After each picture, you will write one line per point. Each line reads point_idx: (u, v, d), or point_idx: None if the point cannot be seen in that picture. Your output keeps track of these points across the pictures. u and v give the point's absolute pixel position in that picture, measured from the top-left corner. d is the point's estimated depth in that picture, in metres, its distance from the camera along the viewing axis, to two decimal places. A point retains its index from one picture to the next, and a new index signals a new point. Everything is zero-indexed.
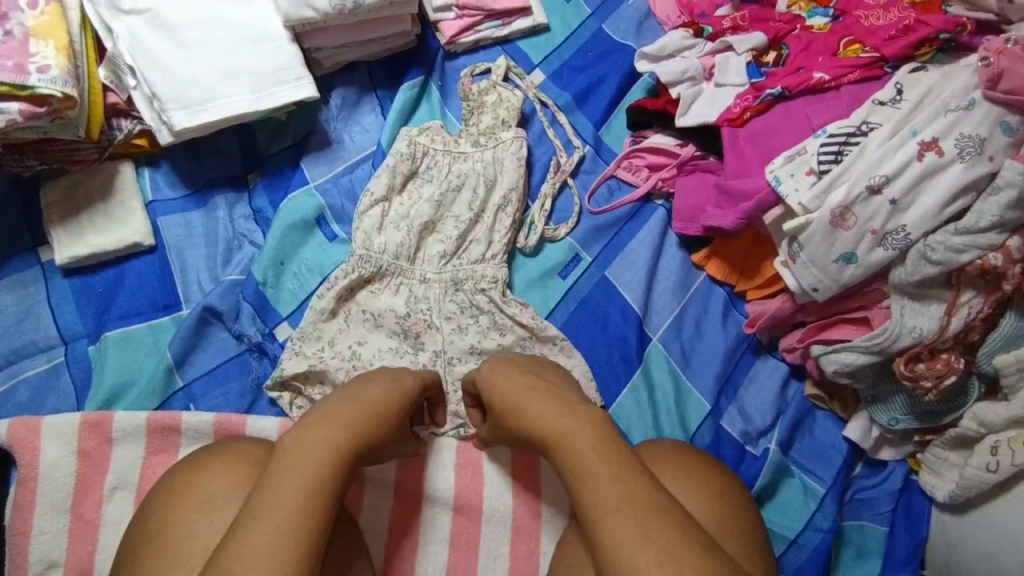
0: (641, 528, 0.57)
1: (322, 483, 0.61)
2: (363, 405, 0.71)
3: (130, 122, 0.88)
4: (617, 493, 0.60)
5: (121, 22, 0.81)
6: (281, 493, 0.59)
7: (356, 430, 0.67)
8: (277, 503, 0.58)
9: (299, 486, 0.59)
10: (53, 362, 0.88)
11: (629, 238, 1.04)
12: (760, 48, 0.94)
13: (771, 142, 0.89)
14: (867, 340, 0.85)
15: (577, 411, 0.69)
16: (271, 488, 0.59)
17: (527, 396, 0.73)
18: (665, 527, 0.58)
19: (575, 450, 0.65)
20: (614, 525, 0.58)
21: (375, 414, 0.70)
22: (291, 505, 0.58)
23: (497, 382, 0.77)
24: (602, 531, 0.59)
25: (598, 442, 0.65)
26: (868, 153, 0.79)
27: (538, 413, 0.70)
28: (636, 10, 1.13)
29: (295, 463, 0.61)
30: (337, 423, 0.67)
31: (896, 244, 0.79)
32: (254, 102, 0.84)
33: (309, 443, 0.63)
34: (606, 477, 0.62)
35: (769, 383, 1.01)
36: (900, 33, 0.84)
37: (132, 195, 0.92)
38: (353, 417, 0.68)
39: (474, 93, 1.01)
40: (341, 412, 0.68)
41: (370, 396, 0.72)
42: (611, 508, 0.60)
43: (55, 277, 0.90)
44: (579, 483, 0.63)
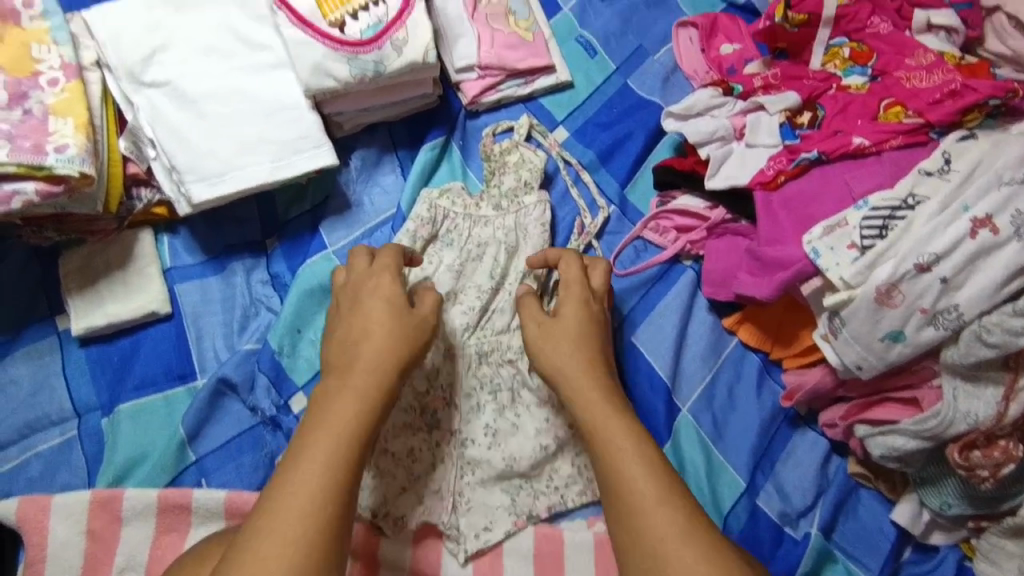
0: (674, 523, 0.63)
1: (347, 452, 0.64)
2: (373, 360, 0.72)
3: (149, 191, 0.86)
4: (658, 483, 0.66)
5: (142, 95, 0.80)
6: (315, 460, 0.63)
7: (391, 346, 0.73)
8: (303, 480, 0.61)
9: (343, 427, 0.66)
10: (66, 436, 0.86)
11: (658, 299, 1.00)
12: (793, 109, 0.90)
13: (809, 209, 0.84)
14: (916, 424, 0.80)
15: (610, 401, 0.75)
16: (322, 423, 0.66)
17: (575, 356, 0.79)
18: (695, 518, 0.64)
19: (610, 430, 0.72)
20: (651, 512, 0.64)
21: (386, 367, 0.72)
22: (332, 440, 0.64)
23: (566, 308, 0.82)
24: (650, 522, 0.64)
25: (637, 438, 0.71)
26: (915, 228, 0.74)
27: (583, 394, 0.76)
28: (662, 65, 1.10)
29: (343, 402, 0.68)
30: (374, 342, 0.73)
31: (948, 324, 0.73)
32: (274, 172, 0.82)
33: (331, 416, 0.66)
34: (645, 464, 0.68)
35: (808, 459, 0.95)
36: (946, 97, 0.80)
37: (151, 262, 0.90)
38: (385, 338, 0.73)
39: (497, 152, 0.99)
40: (375, 333, 0.74)
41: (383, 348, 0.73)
42: (645, 496, 0.65)
43: (71, 347, 0.89)
44: (613, 466, 0.69)
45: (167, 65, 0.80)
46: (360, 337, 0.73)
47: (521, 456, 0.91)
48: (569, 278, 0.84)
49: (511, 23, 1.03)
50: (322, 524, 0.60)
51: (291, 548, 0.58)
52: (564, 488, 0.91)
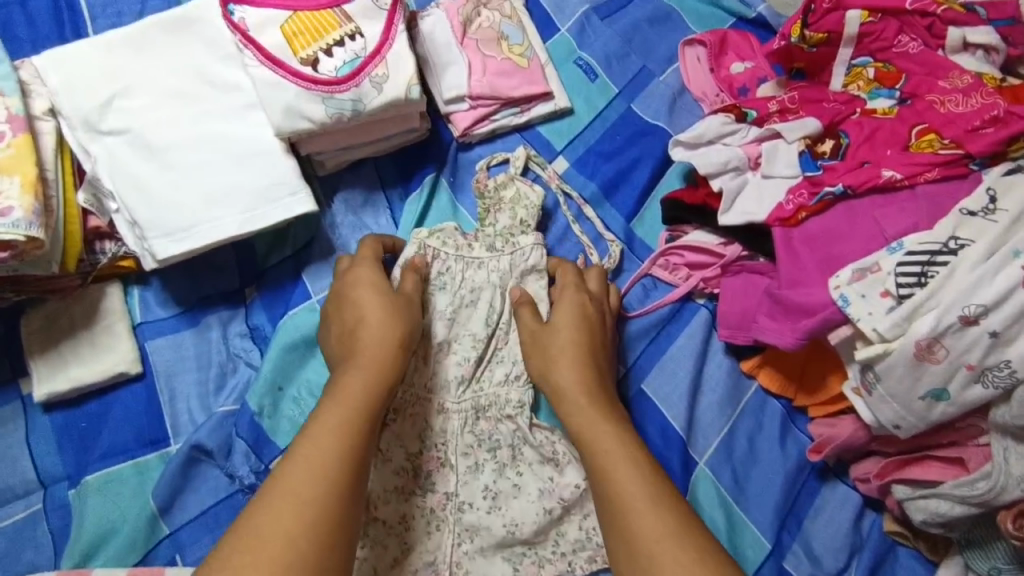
0: (664, 531, 0.61)
1: (361, 419, 0.64)
2: (383, 331, 0.72)
3: (115, 244, 0.79)
4: (647, 491, 0.64)
5: (100, 143, 0.74)
6: (331, 421, 0.63)
7: (397, 335, 0.72)
8: (321, 436, 0.61)
9: (350, 413, 0.64)
10: (31, 509, 0.80)
11: (668, 343, 0.92)
12: (814, 136, 0.82)
13: (835, 247, 0.76)
14: (963, 488, 0.72)
15: (602, 406, 0.74)
16: (332, 406, 0.64)
17: (568, 361, 0.78)
18: (688, 530, 0.61)
19: (602, 440, 0.70)
20: (639, 521, 0.62)
21: (393, 340, 0.71)
22: (339, 422, 0.63)
23: (561, 309, 0.81)
24: (632, 523, 0.62)
25: (626, 450, 0.68)
26: (958, 276, 0.66)
27: (576, 408, 0.74)
28: (669, 86, 1.02)
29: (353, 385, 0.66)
30: (378, 330, 0.72)
31: (999, 382, 0.65)
32: (245, 224, 0.75)
33: (347, 384, 0.66)
34: (635, 473, 0.66)
35: (840, 516, 0.87)
36: (987, 124, 0.74)
37: (119, 318, 0.84)
38: (390, 327, 0.73)
39: (492, 189, 0.91)
40: (377, 321, 0.73)
41: (386, 326, 0.72)
42: (632, 504, 0.63)
43: (35, 412, 0.83)
44: (605, 474, 0.67)
45: (128, 112, 0.75)
46: (365, 324, 0.73)
47: (524, 521, 0.83)
48: (568, 283, 0.84)
49: (505, 48, 0.96)
50: (329, 505, 0.57)
51: (300, 529, 0.55)
52: (572, 554, 0.83)
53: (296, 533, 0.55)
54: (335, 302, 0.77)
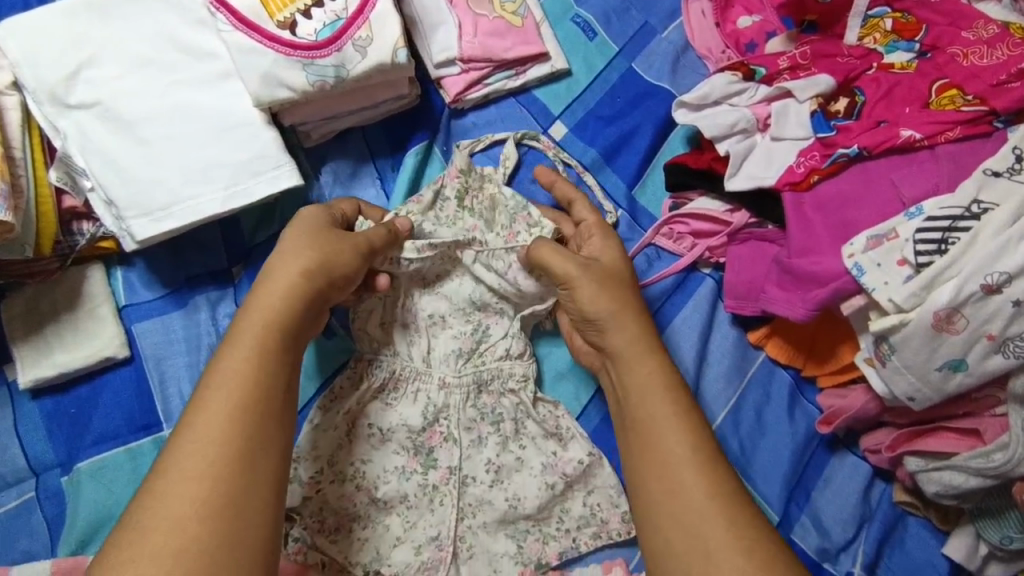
0: (710, 491, 0.62)
1: (261, 378, 0.60)
2: (285, 271, 0.66)
3: (92, 225, 0.76)
4: (696, 449, 0.65)
5: (68, 118, 0.70)
6: (226, 383, 0.58)
7: (306, 266, 0.66)
8: (219, 399, 0.58)
9: (251, 367, 0.60)
10: (23, 497, 0.78)
11: (672, 315, 0.88)
12: (826, 95, 0.78)
13: (848, 213, 0.72)
14: (979, 459, 0.69)
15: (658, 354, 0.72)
16: (225, 363, 0.60)
17: (625, 304, 0.74)
18: (738, 500, 0.62)
19: (653, 394, 0.69)
20: (688, 479, 0.63)
21: (299, 284, 0.65)
22: (237, 382, 0.59)
23: (606, 253, 0.78)
24: (685, 480, 0.63)
25: (684, 406, 0.68)
26: (981, 242, 0.62)
27: (636, 357, 0.72)
28: (671, 44, 0.97)
29: (253, 333, 0.62)
30: (289, 263, 0.66)
31: (1020, 352, 0.62)
32: (228, 199, 0.72)
33: (241, 334, 0.61)
34: (681, 430, 0.66)
35: (849, 486, 0.85)
36: (1013, 78, 0.69)
37: (103, 301, 0.81)
38: (308, 256, 0.67)
39: (476, 175, 0.86)
40: (294, 252, 0.67)
41: (292, 265, 0.66)
42: (681, 463, 0.64)
43: (22, 399, 0.80)
44: (652, 428, 0.67)
45: (96, 82, 0.70)
46: (272, 258, 0.67)
47: (526, 496, 0.81)
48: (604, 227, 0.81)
49: (497, 6, 0.90)
50: (230, 474, 0.55)
51: (196, 506, 0.53)
52: (576, 530, 0.81)
53: (194, 505, 0.53)
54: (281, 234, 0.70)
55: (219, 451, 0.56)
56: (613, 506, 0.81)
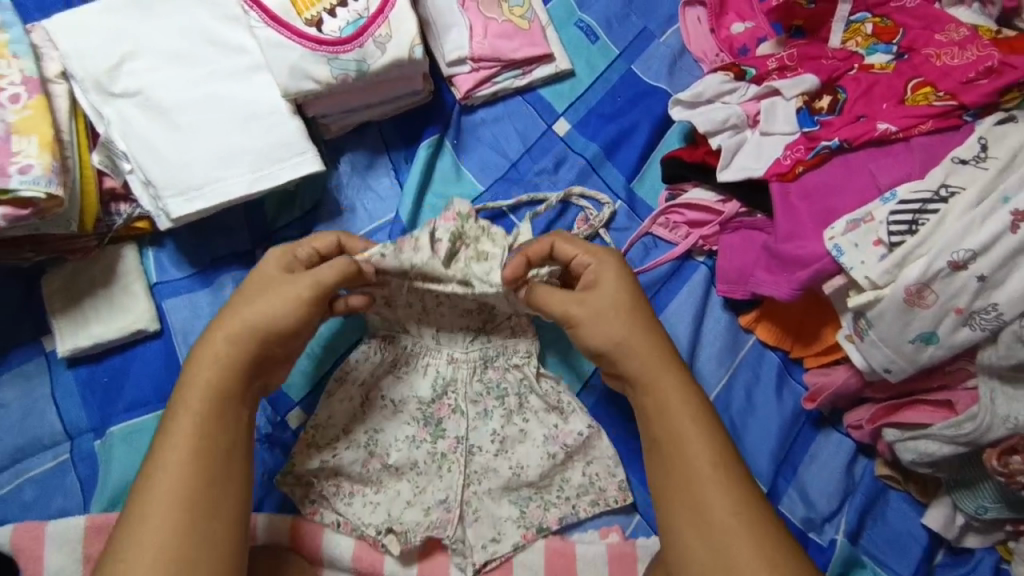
0: (738, 509, 0.66)
1: (198, 448, 0.64)
2: (223, 336, 0.68)
3: (129, 206, 0.82)
4: (722, 467, 0.68)
5: (112, 106, 0.76)
6: (169, 454, 0.64)
7: (249, 327, 0.69)
8: (163, 473, 0.63)
9: (190, 439, 0.64)
10: (59, 459, 0.84)
11: (668, 300, 0.94)
12: (812, 92, 0.84)
13: (830, 201, 0.78)
14: (951, 428, 0.75)
15: (674, 365, 0.73)
16: (168, 439, 0.64)
17: (640, 329, 0.73)
18: (755, 505, 0.67)
19: (679, 414, 0.70)
20: (716, 498, 0.66)
21: (236, 348, 0.68)
22: (179, 457, 0.64)
23: (610, 282, 0.74)
24: (706, 493, 0.67)
25: (701, 417, 0.70)
26: (949, 222, 0.68)
27: (654, 373, 0.72)
28: (668, 48, 1.03)
29: (190, 408, 0.66)
30: (231, 327, 0.69)
31: (986, 324, 0.68)
32: (253, 183, 0.77)
33: (182, 403, 0.66)
34: (708, 450, 0.69)
35: (834, 462, 0.90)
36: (981, 76, 0.74)
37: (136, 278, 0.87)
38: (248, 317, 0.69)
39: (471, 225, 0.78)
40: (233, 317, 0.69)
41: (232, 328, 0.69)
42: (710, 481, 0.67)
43: (59, 368, 0.86)
44: (678, 449, 0.69)
45: (138, 73, 0.76)
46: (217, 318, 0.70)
47: (528, 465, 0.86)
48: (593, 249, 0.76)
49: (506, 10, 0.97)
50: (175, 541, 0.61)
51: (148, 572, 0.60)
52: (576, 498, 0.86)
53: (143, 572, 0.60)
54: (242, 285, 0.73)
55: (165, 520, 0.61)
56: (611, 476, 0.87)
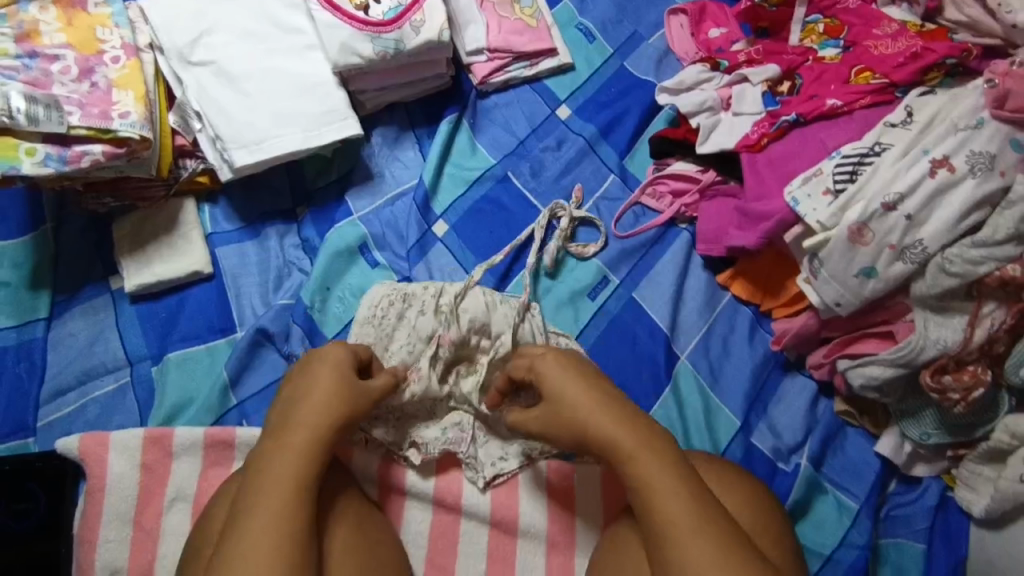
0: (718, 561, 0.63)
1: (292, 501, 0.66)
2: (307, 406, 0.73)
3: (194, 161, 0.98)
4: (694, 518, 0.66)
5: (190, 73, 0.92)
6: (262, 506, 0.65)
7: (327, 405, 0.74)
8: (257, 521, 0.64)
9: (264, 529, 0.64)
10: (120, 382, 0.95)
11: (655, 260, 1.07)
12: (774, 79, 1.00)
13: (790, 165, 0.93)
14: (892, 353, 0.88)
15: (641, 429, 0.72)
16: (251, 512, 0.65)
17: (597, 409, 0.74)
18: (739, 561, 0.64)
19: (651, 477, 0.69)
20: (693, 552, 0.64)
21: (321, 413, 0.73)
22: (256, 548, 0.63)
23: (564, 386, 0.77)
24: (682, 552, 0.65)
25: (674, 474, 0.69)
26: (882, 171, 0.84)
27: (619, 443, 0.71)
28: (656, 48, 1.19)
29: (262, 497, 0.66)
30: (296, 425, 0.72)
31: (915, 258, 0.82)
32: (304, 141, 0.93)
33: (275, 459, 0.69)
34: (683, 504, 0.66)
35: (798, 401, 1.03)
36: (909, 60, 0.91)
37: (194, 227, 1.00)
38: (309, 413, 0.73)
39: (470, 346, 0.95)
40: (296, 416, 0.73)
41: (320, 397, 0.74)
42: (686, 535, 0.65)
43: (123, 303, 0.98)
44: (651, 504, 0.68)
45: (212, 47, 0.93)
46: (298, 395, 0.75)
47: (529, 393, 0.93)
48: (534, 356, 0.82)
49: (517, 10, 1.13)
50: None
51: None
52: None
53: None
54: (308, 371, 0.77)
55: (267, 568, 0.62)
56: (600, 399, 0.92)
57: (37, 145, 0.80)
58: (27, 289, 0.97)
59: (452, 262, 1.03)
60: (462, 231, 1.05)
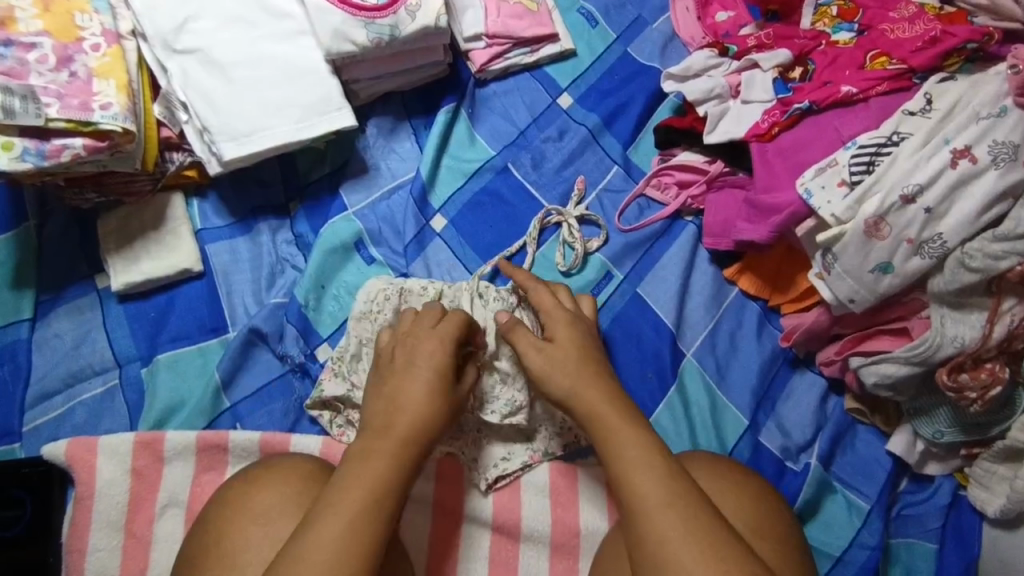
0: (689, 531, 0.61)
1: (382, 505, 0.63)
2: (409, 408, 0.70)
3: (181, 154, 0.94)
4: (665, 491, 0.63)
5: (174, 61, 0.88)
6: (348, 502, 0.62)
7: (426, 413, 0.70)
8: (340, 515, 0.61)
9: (342, 533, 0.60)
10: (108, 385, 0.92)
11: (660, 254, 1.03)
12: (786, 64, 0.96)
13: (800, 156, 0.90)
14: (908, 350, 0.85)
15: (624, 406, 0.70)
16: (333, 504, 0.62)
17: (583, 379, 0.73)
18: (710, 533, 0.61)
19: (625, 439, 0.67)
20: (660, 523, 0.62)
21: (423, 417, 0.70)
22: (327, 552, 0.59)
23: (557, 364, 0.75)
24: (650, 524, 0.62)
25: (648, 445, 0.66)
26: (900, 162, 0.80)
27: (599, 413, 0.70)
28: (661, 33, 1.15)
29: (344, 501, 0.62)
30: (395, 422, 0.69)
31: (933, 253, 0.79)
32: (298, 131, 0.89)
33: (366, 458, 0.66)
34: (655, 477, 0.64)
35: (807, 398, 1.00)
36: (927, 44, 0.87)
37: (183, 222, 0.97)
38: (405, 420, 0.69)
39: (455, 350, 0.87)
40: (391, 419, 0.69)
41: (419, 398, 0.71)
42: (658, 506, 0.62)
43: (111, 303, 0.95)
44: (622, 476, 0.65)
45: (197, 34, 0.89)
46: (402, 392, 0.71)
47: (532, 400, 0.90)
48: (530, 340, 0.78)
49: None
50: None
51: None
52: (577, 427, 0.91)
53: None
54: (407, 368, 0.74)
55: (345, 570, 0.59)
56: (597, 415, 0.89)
57: (14, 138, 0.76)
58: (11, 288, 0.93)
59: (451, 258, 0.99)
60: (462, 226, 1.01)
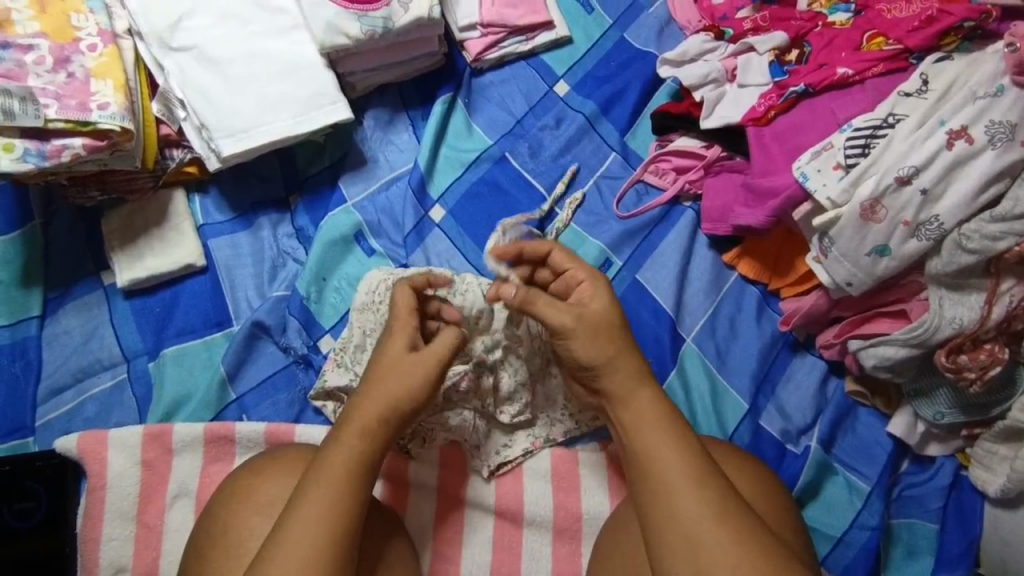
0: (716, 514, 0.62)
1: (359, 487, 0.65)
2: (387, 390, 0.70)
3: (181, 151, 0.96)
4: (693, 473, 0.64)
5: (171, 59, 0.89)
6: (326, 482, 0.64)
7: (392, 389, 0.70)
8: (320, 496, 0.63)
9: (325, 515, 0.62)
10: (117, 379, 0.93)
11: (659, 240, 1.03)
12: (782, 47, 0.96)
13: (798, 139, 0.89)
14: (906, 332, 0.85)
15: (652, 388, 0.71)
16: (313, 486, 0.64)
17: (610, 354, 0.72)
18: (735, 515, 0.62)
19: (650, 426, 0.68)
20: (688, 507, 0.62)
21: (398, 398, 0.70)
22: (312, 536, 0.61)
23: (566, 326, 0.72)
24: (675, 508, 0.63)
25: (676, 429, 0.67)
26: (895, 144, 0.80)
27: (629, 393, 0.70)
28: (657, 18, 1.14)
29: (322, 483, 0.64)
30: (367, 401, 0.69)
31: (931, 235, 0.79)
32: (294, 125, 0.90)
33: (342, 438, 0.67)
34: (682, 459, 0.65)
35: (807, 381, 1.00)
36: (924, 24, 0.86)
37: (185, 218, 0.98)
38: (375, 401, 0.69)
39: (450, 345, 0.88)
40: (366, 402, 0.69)
41: (397, 380, 0.70)
42: (685, 489, 0.63)
43: (117, 299, 0.97)
44: (651, 461, 0.65)
45: (192, 31, 0.90)
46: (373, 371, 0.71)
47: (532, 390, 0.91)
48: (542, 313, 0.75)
49: None
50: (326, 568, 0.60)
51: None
52: (579, 415, 0.91)
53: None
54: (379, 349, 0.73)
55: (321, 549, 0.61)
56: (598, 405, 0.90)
57: (15, 140, 0.78)
58: (19, 286, 0.95)
59: (450, 248, 1.00)
60: (461, 216, 1.01)
